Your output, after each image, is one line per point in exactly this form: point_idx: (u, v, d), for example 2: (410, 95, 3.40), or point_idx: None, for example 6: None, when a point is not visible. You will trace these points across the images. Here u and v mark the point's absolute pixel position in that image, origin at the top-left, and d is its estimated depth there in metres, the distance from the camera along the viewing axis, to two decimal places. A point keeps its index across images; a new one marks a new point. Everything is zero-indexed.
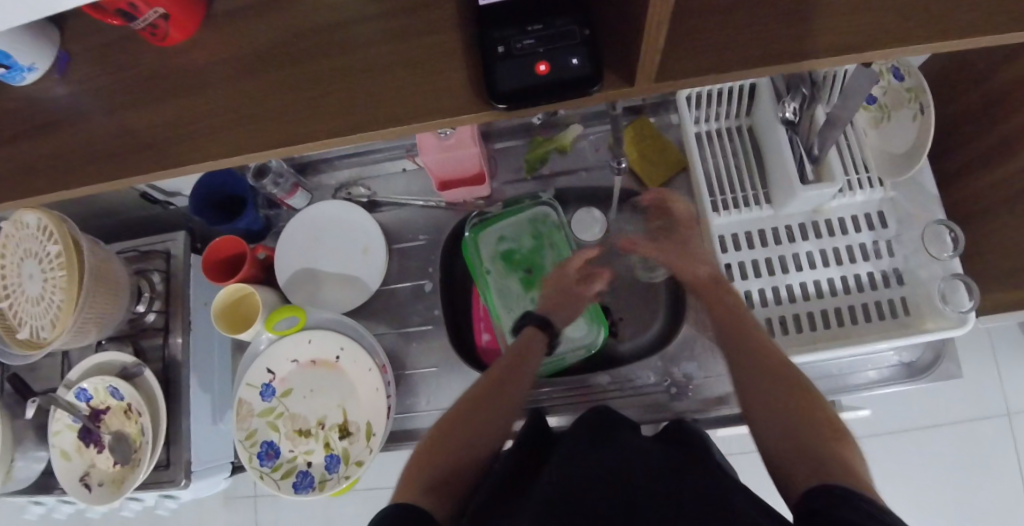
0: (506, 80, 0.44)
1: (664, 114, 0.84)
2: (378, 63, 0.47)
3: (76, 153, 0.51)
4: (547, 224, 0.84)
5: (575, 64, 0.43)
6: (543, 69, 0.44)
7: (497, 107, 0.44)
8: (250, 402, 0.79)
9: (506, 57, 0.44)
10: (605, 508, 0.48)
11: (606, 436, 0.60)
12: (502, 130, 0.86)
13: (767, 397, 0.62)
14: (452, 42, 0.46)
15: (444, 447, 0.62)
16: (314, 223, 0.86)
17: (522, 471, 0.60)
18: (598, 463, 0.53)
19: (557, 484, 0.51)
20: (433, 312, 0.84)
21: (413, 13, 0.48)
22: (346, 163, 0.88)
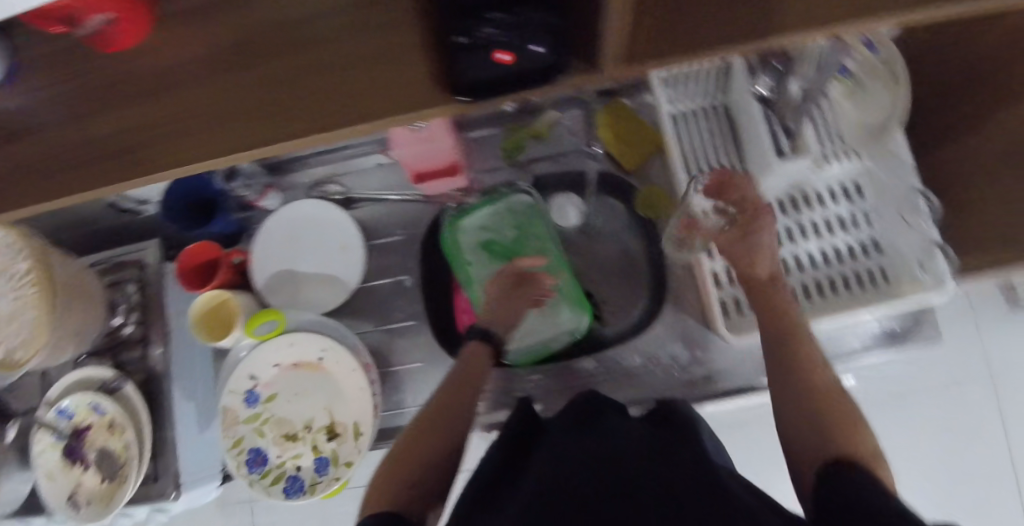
0: (469, 70, 0.43)
1: (637, 95, 0.81)
2: (339, 60, 0.45)
3: (35, 170, 0.49)
4: (526, 209, 0.81)
5: (538, 51, 0.42)
6: (507, 56, 0.43)
7: (459, 97, 0.44)
8: (235, 410, 0.78)
9: (470, 48, 0.42)
10: (592, 494, 0.47)
11: (595, 423, 0.59)
12: (475, 119, 0.84)
13: (784, 372, 0.58)
14: (414, 36, 0.45)
15: (424, 440, 0.59)
16: (289, 223, 0.84)
17: (511, 461, 0.60)
18: (584, 449, 0.53)
19: (545, 479, 0.51)
20: (416, 308, 0.83)
21: (371, 7, 0.46)
22: (318, 160, 0.86)
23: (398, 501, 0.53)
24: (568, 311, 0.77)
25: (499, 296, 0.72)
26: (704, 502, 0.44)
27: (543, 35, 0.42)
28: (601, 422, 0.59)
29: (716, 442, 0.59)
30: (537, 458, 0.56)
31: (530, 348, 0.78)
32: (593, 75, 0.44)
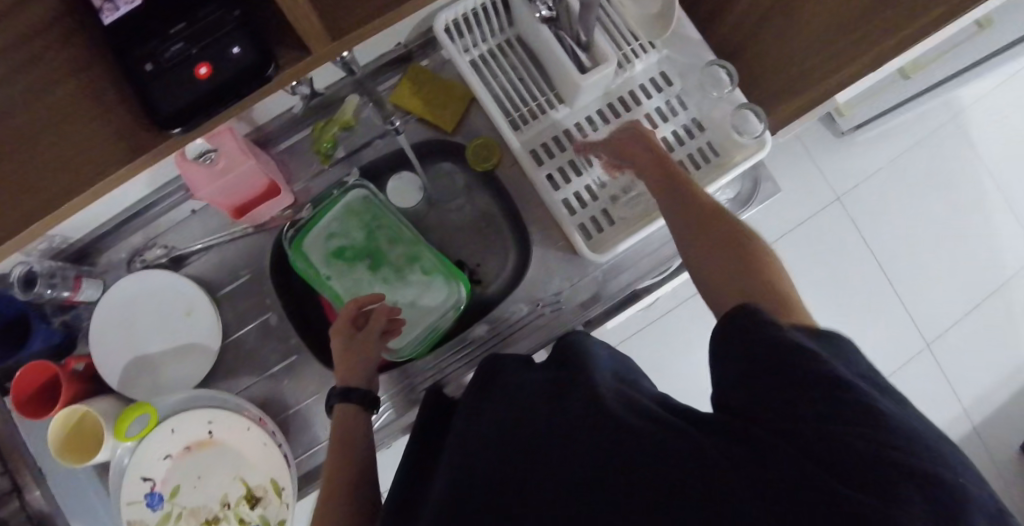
0: (163, 100, 0.38)
1: (433, 53, 0.79)
2: (37, 136, 0.39)
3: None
4: (366, 203, 0.78)
5: (237, 53, 0.38)
6: (205, 71, 0.38)
7: (172, 134, 0.39)
8: (142, 520, 0.72)
9: (158, 74, 0.38)
10: (503, 468, 0.44)
11: (488, 386, 0.57)
12: (278, 130, 0.78)
13: (705, 236, 0.55)
14: (99, 78, 0.39)
15: (338, 463, 0.59)
16: (117, 307, 0.76)
17: (424, 458, 0.58)
18: (491, 421, 0.50)
19: (459, 461, 0.47)
20: (291, 341, 0.79)
21: (60, 84, 0.39)
22: (126, 231, 0.78)
23: None
24: (441, 285, 0.76)
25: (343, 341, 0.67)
26: (630, 442, 0.41)
27: (239, 37, 0.38)
28: (500, 385, 0.55)
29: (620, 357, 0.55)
30: (452, 438, 0.53)
31: (420, 335, 0.77)
32: (306, 62, 0.38)
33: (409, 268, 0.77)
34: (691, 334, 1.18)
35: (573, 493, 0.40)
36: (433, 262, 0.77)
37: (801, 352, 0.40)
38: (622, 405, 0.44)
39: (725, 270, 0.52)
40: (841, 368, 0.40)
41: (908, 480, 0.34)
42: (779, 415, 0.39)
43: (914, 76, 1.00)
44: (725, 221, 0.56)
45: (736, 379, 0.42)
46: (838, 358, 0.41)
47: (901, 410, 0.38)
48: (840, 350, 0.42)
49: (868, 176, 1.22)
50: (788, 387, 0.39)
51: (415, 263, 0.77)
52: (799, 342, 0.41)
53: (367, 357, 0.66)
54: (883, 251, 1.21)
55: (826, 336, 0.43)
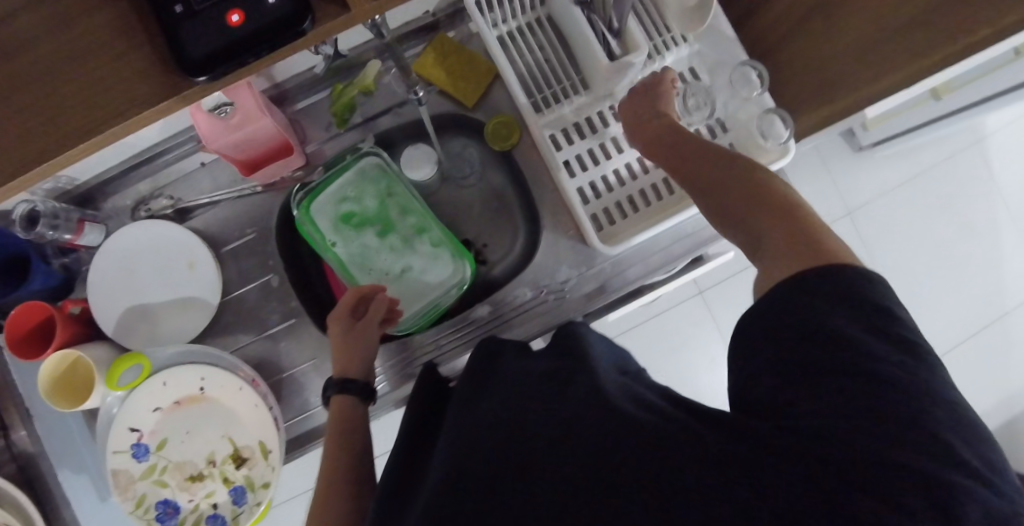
0: (194, 45, 0.36)
1: (461, 25, 0.77)
2: (61, 69, 0.38)
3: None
4: (380, 172, 0.76)
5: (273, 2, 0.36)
6: (237, 19, 0.36)
7: (196, 80, 0.37)
8: (127, 469, 0.71)
9: (189, 17, 0.36)
10: (505, 444, 0.43)
11: (487, 374, 0.57)
12: (297, 88, 0.76)
13: (734, 188, 0.52)
14: (127, 10, 0.38)
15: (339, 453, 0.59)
16: (120, 254, 0.75)
17: (416, 448, 0.56)
18: (491, 406, 0.49)
19: (458, 445, 0.46)
20: (291, 304, 0.78)
21: (85, 15, 0.38)
22: (135, 177, 0.77)
23: None
24: (446, 261, 0.75)
25: (344, 330, 0.66)
26: (629, 436, 0.39)
27: None
28: (491, 376, 0.56)
29: (621, 349, 0.54)
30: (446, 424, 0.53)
31: (421, 311, 0.76)
32: (345, 20, 0.37)
33: (416, 239, 0.76)
34: (684, 335, 1.17)
35: (567, 490, 0.38)
36: (441, 235, 0.75)
37: (815, 336, 0.39)
38: (625, 398, 0.44)
39: (764, 215, 0.50)
40: (860, 347, 0.38)
41: (914, 482, 0.34)
42: (782, 408, 0.38)
43: (944, 97, 0.98)
44: (754, 175, 0.52)
45: (747, 374, 0.42)
46: (863, 325, 0.40)
47: (923, 371, 0.38)
48: (870, 308, 0.40)
49: (881, 194, 1.21)
50: (790, 386, 0.39)
51: (422, 235, 0.76)
52: (817, 321, 0.40)
53: (367, 346, 0.66)
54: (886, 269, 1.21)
55: (853, 296, 0.41)
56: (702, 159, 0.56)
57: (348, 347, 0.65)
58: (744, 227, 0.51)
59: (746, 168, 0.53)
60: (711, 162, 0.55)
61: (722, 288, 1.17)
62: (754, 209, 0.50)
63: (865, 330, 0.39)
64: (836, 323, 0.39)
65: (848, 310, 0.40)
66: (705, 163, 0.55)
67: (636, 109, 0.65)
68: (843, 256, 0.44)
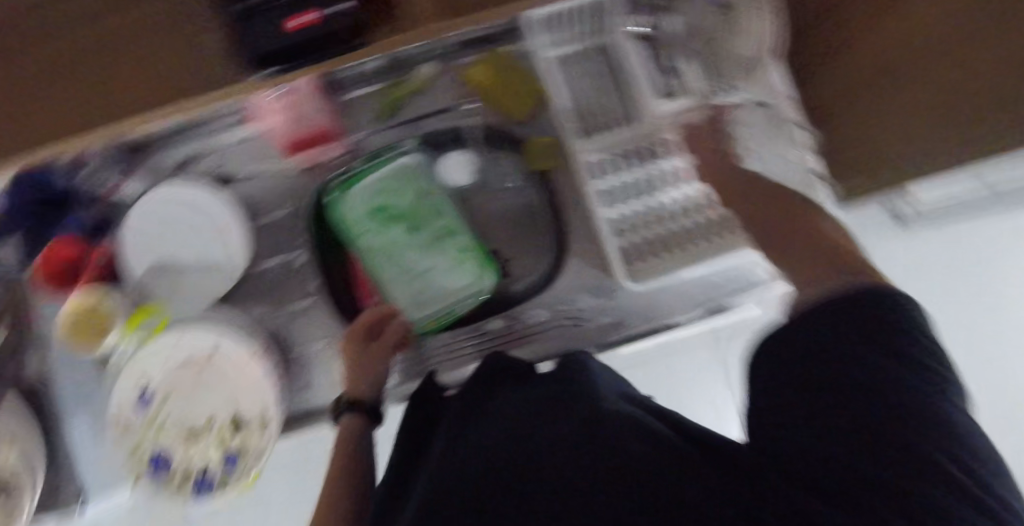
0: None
1: (519, 40, 0.76)
2: None
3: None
4: (416, 171, 0.77)
5: None
6: None
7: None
8: (128, 414, 0.74)
9: None
10: (539, 438, 0.45)
11: (487, 392, 0.58)
12: (352, 79, 0.76)
13: (776, 223, 0.54)
14: None
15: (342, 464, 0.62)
16: (154, 210, 0.76)
17: (414, 450, 0.59)
18: (508, 416, 0.50)
19: (482, 440, 0.48)
20: (311, 285, 0.79)
21: None
22: (181, 137, 0.78)
23: None
24: (468, 269, 0.76)
25: (356, 351, 0.69)
26: (646, 446, 0.42)
27: None
28: (500, 393, 0.57)
29: (621, 383, 0.57)
30: (449, 432, 0.54)
31: (437, 312, 0.78)
32: None
33: (444, 237, 0.76)
34: (689, 371, 1.18)
35: (578, 478, 0.41)
36: (468, 243, 0.76)
37: (847, 360, 0.38)
38: (625, 419, 0.45)
39: (802, 244, 0.50)
40: (895, 378, 0.37)
41: (952, 511, 0.33)
42: (796, 421, 0.38)
43: None
44: (801, 210, 0.54)
45: (761, 400, 0.41)
46: (896, 354, 0.38)
47: (956, 406, 0.37)
48: (903, 331, 0.39)
49: None
50: (820, 402, 0.38)
51: (450, 237, 0.76)
52: (849, 346, 0.39)
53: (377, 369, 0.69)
54: None
55: (888, 325, 0.39)
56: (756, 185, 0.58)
57: (359, 366, 0.68)
58: (784, 257, 0.51)
59: (793, 202, 0.55)
60: (758, 194, 0.57)
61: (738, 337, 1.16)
62: (796, 244, 0.51)
63: (898, 355, 0.38)
64: (868, 348, 0.38)
65: (881, 332, 0.38)
66: (754, 196, 0.57)
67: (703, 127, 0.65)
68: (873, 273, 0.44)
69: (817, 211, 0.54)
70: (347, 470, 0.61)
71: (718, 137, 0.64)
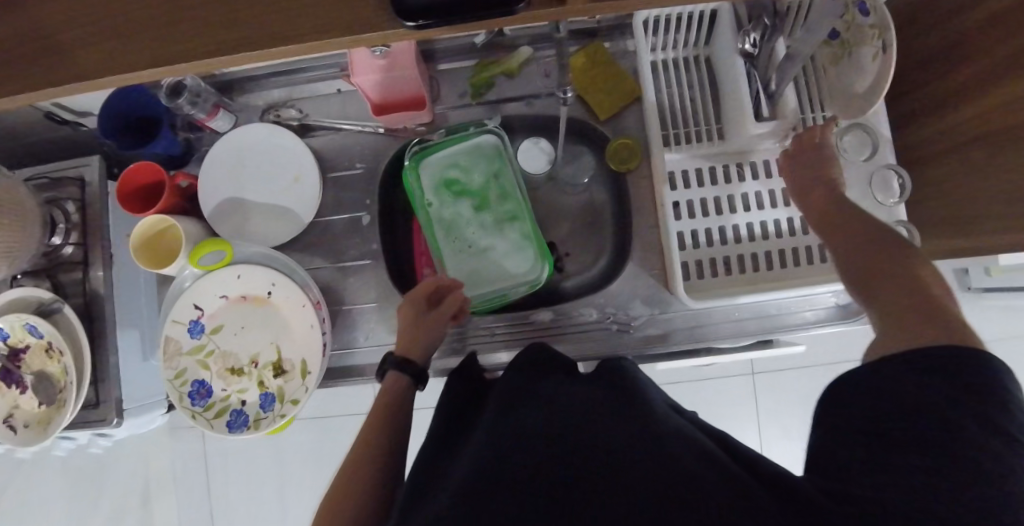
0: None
1: (620, 39, 0.78)
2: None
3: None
4: (494, 152, 0.78)
5: None
6: None
7: (405, 25, 0.35)
8: (177, 339, 0.75)
9: None
10: (592, 432, 0.45)
11: (535, 374, 0.58)
12: (446, 49, 0.78)
13: (863, 256, 0.52)
14: None
15: (379, 422, 0.62)
16: (240, 147, 0.79)
17: (454, 423, 0.60)
18: (559, 405, 0.50)
19: (533, 422, 0.48)
20: (373, 246, 0.80)
21: None
22: (273, 82, 0.80)
23: (360, 496, 0.57)
24: (528, 257, 0.76)
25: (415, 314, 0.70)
26: (705, 465, 0.41)
27: None
28: (546, 380, 0.57)
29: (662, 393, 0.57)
30: (494, 410, 0.54)
31: (488, 295, 0.77)
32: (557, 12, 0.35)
33: (508, 224, 0.77)
34: (717, 410, 1.15)
35: (637, 478, 0.40)
36: (530, 231, 0.76)
37: (929, 415, 0.38)
38: (678, 437, 0.45)
39: (890, 287, 0.49)
40: (976, 442, 0.37)
41: None
42: (867, 462, 0.39)
43: None
44: (897, 249, 0.51)
45: (833, 439, 0.41)
46: (981, 419, 0.38)
47: None
48: (991, 400, 0.39)
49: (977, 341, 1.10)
50: (896, 453, 0.38)
51: (515, 223, 0.77)
52: (933, 401, 0.39)
53: (433, 337, 0.70)
54: None
55: (976, 390, 0.39)
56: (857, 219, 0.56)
57: (415, 328, 0.69)
58: (869, 299, 0.50)
59: (886, 239, 0.52)
60: (846, 228, 0.55)
61: (772, 376, 1.14)
62: (884, 287, 0.49)
63: (982, 419, 0.38)
64: (951, 408, 0.38)
65: (963, 391, 0.39)
66: (844, 228, 0.55)
67: (805, 141, 0.63)
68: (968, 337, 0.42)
69: (918, 253, 0.51)
70: (383, 430, 0.62)
71: (818, 163, 0.61)
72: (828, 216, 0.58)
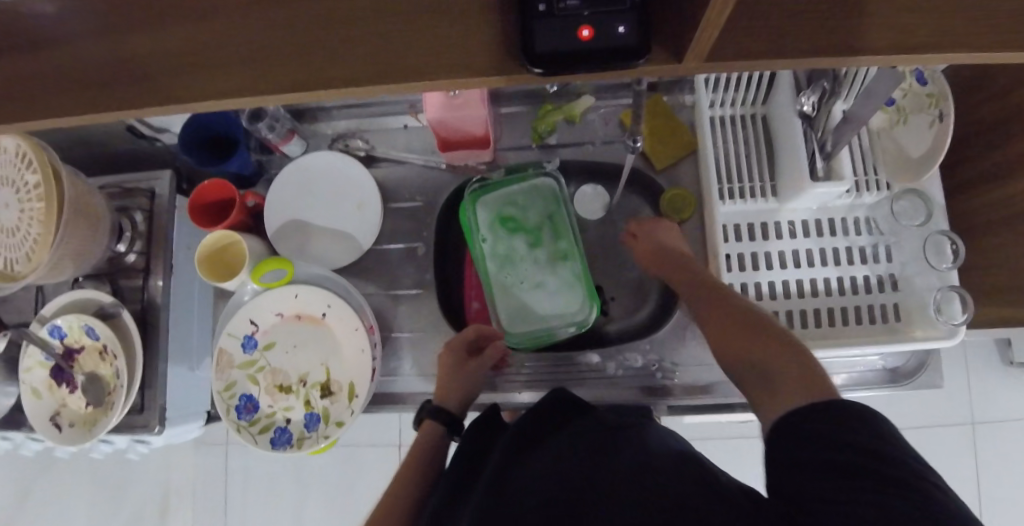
0: (544, 40, 0.39)
1: (678, 93, 0.81)
2: (376, 26, 0.42)
3: (24, 102, 0.45)
4: (550, 194, 0.80)
5: (621, 32, 0.39)
6: (587, 34, 0.40)
7: (531, 71, 0.39)
8: (230, 352, 0.77)
9: (549, 16, 0.39)
10: (588, 469, 0.51)
11: (553, 414, 0.63)
12: (511, 94, 0.82)
13: (742, 326, 0.60)
14: None
15: (411, 462, 0.71)
16: (308, 172, 0.83)
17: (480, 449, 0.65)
18: (569, 442, 0.56)
19: (543, 461, 0.54)
20: (425, 276, 0.83)
21: None
22: (344, 115, 0.85)
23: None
24: (576, 297, 0.77)
25: (452, 368, 0.74)
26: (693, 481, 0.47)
27: (628, 15, 0.39)
28: (556, 415, 0.63)
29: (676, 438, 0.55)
30: (503, 443, 0.61)
31: (534, 332, 0.78)
32: (673, 68, 0.39)
33: (559, 264, 0.79)
34: (746, 469, 1.12)
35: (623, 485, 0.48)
36: (581, 271, 0.77)
37: (827, 440, 0.44)
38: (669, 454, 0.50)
39: (770, 360, 0.55)
40: (863, 445, 0.43)
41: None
42: (793, 468, 0.44)
43: None
44: (762, 323, 0.60)
45: (779, 463, 0.46)
46: (860, 438, 0.43)
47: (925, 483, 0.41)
48: (856, 441, 0.43)
49: (1020, 418, 1.06)
50: (803, 466, 0.44)
51: (566, 264, 0.78)
52: (821, 427, 0.45)
53: (468, 386, 0.73)
54: (990, 500, 1.05)
55: (856, 418, 0.44)
56: (730, 297, 0.64)
57: (448, 378, 0.73)
58: (756, 370, 0.56)
59: (750, 317, 0.61)
60: (711, 300, 0.65)
61: None
62: (770, 361, 0.55)
63: (859, 442, 0.43)
64: (841, 435, 0.44)
65: (837, 418, 0.45)
66: (708, 302, 0.65)
67: (659, 246, 0.75)
68: (814, 391, 0.49)
69: (779, 329, 0.59)
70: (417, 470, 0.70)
71: (667, 252, 0.74)
72: (705, 285, 0.68)
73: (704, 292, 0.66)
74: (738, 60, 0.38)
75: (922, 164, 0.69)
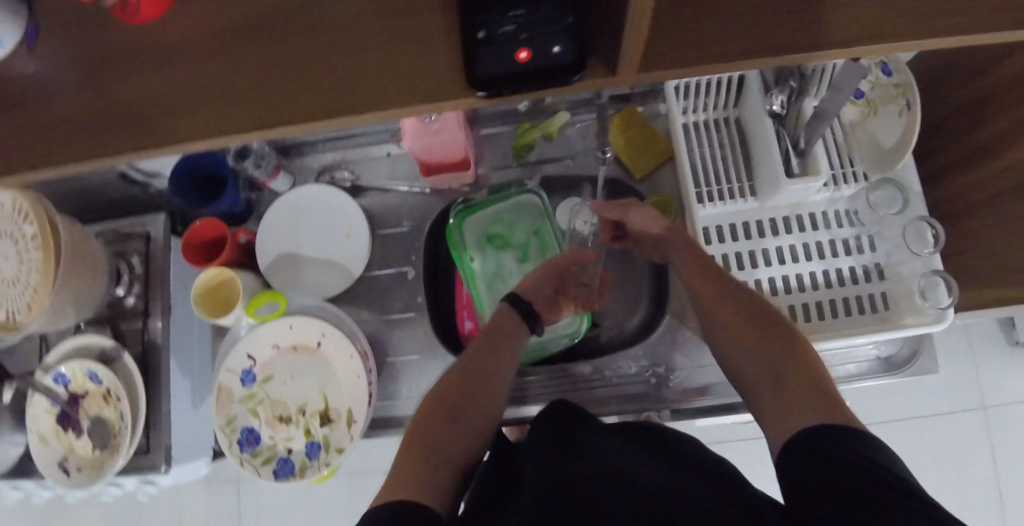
0: (486, 64, 0.41)
1: (652, 103, 0.83)
2: (335, 60, 0.43)
3: (19, 154, 0.47)
4: (535, 211, 0.82)
5: (556, 52, 0.40)
6: (524, 55, 0.42)
7: (475, 93, 0.41)
8: (229, 388, 0.78)
9: (486, 43, 0.41)
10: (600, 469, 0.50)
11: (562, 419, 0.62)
12: (490, 115, 0.85)
13: (751, 316, 0.61)
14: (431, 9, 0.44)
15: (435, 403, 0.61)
16: (296, 206, 0.85)
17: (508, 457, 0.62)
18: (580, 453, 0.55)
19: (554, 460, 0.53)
20: (416, 299, 0.84)
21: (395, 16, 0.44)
22: (330, 147, 0.87)
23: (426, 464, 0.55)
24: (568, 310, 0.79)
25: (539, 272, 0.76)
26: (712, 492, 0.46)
27: (561, 37, 0.41)
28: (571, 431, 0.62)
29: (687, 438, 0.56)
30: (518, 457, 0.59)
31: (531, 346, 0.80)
32: (611, 80, 0.41)
33: None
34: (758, 469, 1.11)
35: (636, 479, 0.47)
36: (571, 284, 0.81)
37: (841, 456, 0.44)
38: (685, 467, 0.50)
39: (765, 372, 0.56)
40: (875, 461, 0.43)
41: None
42: (807, 490, 0.44)
43: None
44: (772, 317, 0.60)
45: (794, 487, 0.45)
46: (872, 455, 0.44)
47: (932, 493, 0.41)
48: (866, 459, 0.43)
49: None
50: (816, 484, 0.44)
51: None
52: (834, 445, 0.45)
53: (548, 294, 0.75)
54: (1009, 485, 1.04)
55: (865, 439, 0.46)
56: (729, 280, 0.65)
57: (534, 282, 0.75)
58: (744, 377, 0.58)
59: (758, 310, 0.61)
60: (722, 281, 0.65)
61: None
62: (755, 366, 0.57)
63: (871, 457, 0.44)
64: (854, 452, 0.44)
65: (852, 439, 0.45)
66: (722, 291, 0.64)
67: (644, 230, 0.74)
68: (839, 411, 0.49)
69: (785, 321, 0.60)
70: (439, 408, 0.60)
71: (665, 245, 0.72)
72: (712, 279, 0.65)
73: (704, 270, 0.66)
74: (677, 67, 0.40)
75: (897, 153, 0.70)
